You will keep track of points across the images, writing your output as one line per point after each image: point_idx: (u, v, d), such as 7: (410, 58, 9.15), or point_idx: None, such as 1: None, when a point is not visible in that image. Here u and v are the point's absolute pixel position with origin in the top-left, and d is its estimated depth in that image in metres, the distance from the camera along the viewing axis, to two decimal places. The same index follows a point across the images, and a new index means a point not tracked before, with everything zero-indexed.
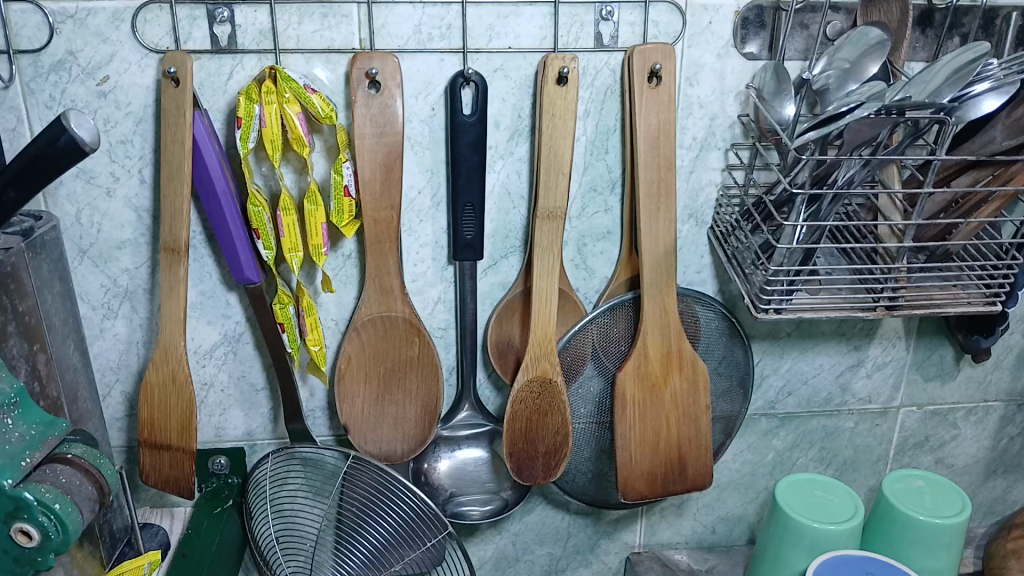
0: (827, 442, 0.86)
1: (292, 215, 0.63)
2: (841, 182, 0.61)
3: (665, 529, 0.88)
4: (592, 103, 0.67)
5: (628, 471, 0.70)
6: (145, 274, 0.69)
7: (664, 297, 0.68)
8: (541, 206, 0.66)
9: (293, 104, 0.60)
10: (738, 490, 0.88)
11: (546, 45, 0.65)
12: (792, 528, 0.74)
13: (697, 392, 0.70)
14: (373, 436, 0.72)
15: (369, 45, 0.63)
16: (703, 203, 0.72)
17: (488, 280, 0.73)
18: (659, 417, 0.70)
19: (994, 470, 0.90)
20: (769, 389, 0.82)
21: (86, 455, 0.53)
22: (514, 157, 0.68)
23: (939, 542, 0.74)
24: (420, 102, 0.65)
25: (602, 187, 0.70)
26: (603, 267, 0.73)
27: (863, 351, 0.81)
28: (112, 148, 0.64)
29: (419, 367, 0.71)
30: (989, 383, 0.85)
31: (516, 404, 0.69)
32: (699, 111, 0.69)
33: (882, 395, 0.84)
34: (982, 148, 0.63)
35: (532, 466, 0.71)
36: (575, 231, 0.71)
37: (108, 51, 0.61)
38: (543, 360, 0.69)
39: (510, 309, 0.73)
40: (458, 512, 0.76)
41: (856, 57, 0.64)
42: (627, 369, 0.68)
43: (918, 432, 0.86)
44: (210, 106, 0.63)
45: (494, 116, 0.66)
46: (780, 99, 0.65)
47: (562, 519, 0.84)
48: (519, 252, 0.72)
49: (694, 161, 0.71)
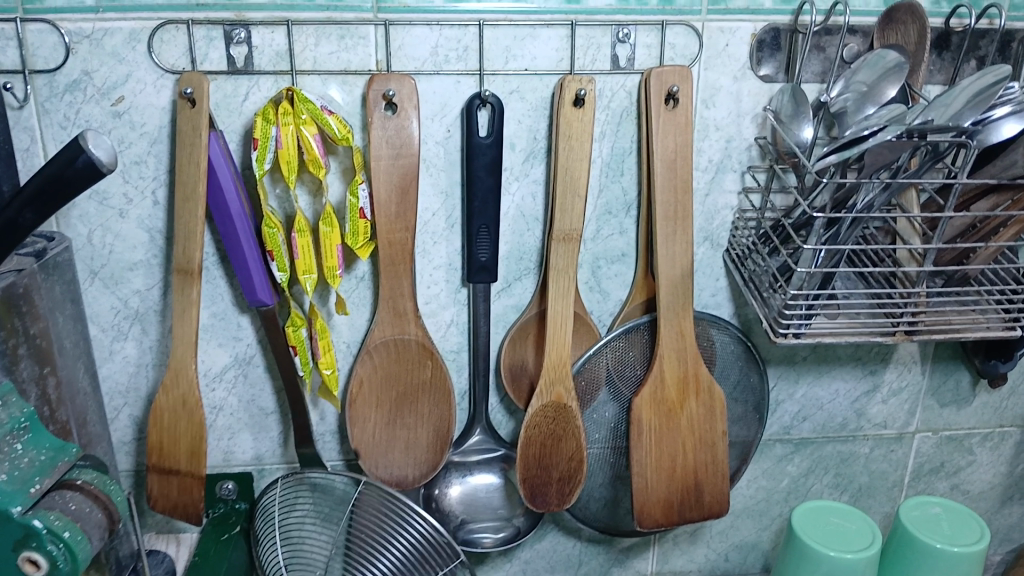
0: (842, 468, 0.85)
1: (307, 237, 0.63)
2: (861, 205, 0.61)
3: (678, 556, 0.87)
4: (608, 125, 0.66)
5: (644, 497, 0.69)
6: (157, 295, 0.68)
7: (680, 320, 0.67)
8: (557, 227, 0.65)
9: (309, 125, 0.60)
10: (753, 517, 0.86)
11: (563, 67, 0.64)
12: (808, 554, 0.73)
13: (713, 417, 0.69)
14: (385, 460, 0.71)
15: (386, 67, 0.63)
16: (718, 225, 0.72)
17: (502, 302, 0.72)
18: (675, 443, 0.69)
19: (1010, 497, 0.89)
20: (783, 415, 0.81)
21: (96, 481, 0.52)
22: (530, 178, 0.68)
23: (959, 571, 0.73)
24: (436, 123, 0.65)
25: (617, 209, 0.70)
26: (617, 290, 0.73)
27: (878, 375, 0.80)
28: (126, 168, 0.63)
29: (432, 390, 0.70)
30: (1005, 408, 0.84)
31: (530, 428, 0.68)
32: (715, 134, 0.68)
33: (898, 421, 0.83)
34: (1004, 171, 0.61)
35: (545, 492, 0.70)
36: (590, 253, 0.71)
37: (125, 71, 0.61)
38: (558, 384, 0.68)
39: (524, 332, 0.72)
40: (469, 539, 0.75)
41: (873, 80, 0.64)
42: (643, 394, 0.67)
43: (934, 457, 0.85)
44: (226, 127, 0.63)
45: (509, 137, 0.66)
46: (797, 121, 0.64)
47: (574, 546, 0.83)
48: (533, 274, 0.71)
49: (710, 184, 0.70)
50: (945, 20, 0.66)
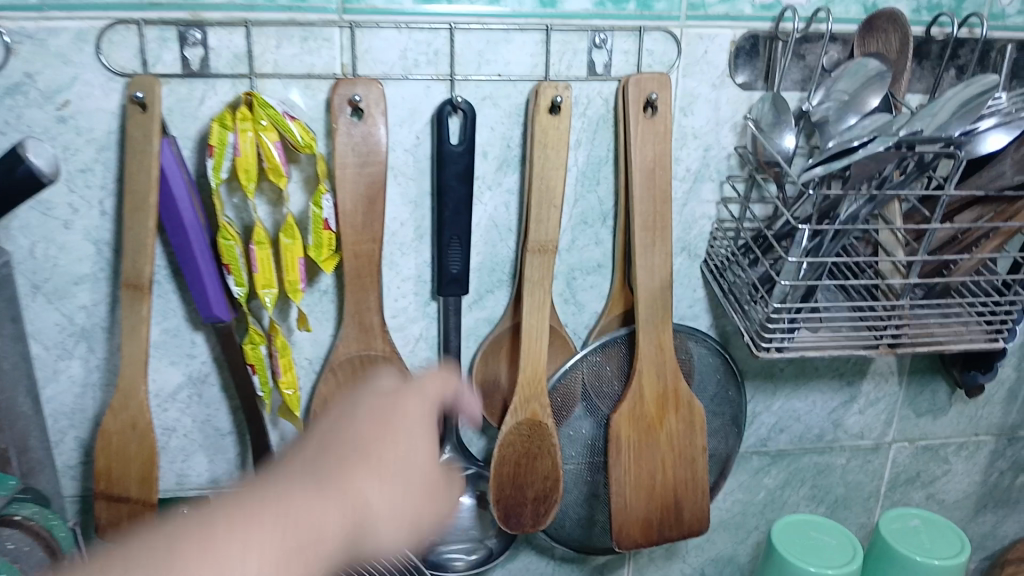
0: (819, 480, 0.84)
1: (267, 249, 0.60)
2: (845, 216, 0.59)
3: (653, 572, 0.85)
4: (584, 133, 0.64)
5: (622, 517, 0.66)
6: (104, 311, 0.64)
7: (659, 333, 0.64)
8: (532, 238, 0.63)
9: (270, 131, 0.57)
10: (729, 530, 0.85)
11: (537, 73, 0.62)
12: (788, 571, 0.71)
13: (693, 433, 0.67)
14: None
15: (351, 71, 0.59)
16: (695, 235, 0.70)
17: (473, 316, 0.69)
18: (654, 460, 0.66)
19: (984, 506, 0.89)
20: (760, 426, 0.80)
21: (36, 515, 0.48)
22: (503, 187, 0.65)
23: None
24: (404, 130, 0.62)
25: (593, 219, 0.67)
26: (592, 302, 0.70)
27: (855, 386, 0.79)
28: (71, 177, 0.59)
29: None
30: (980, 417, 0.83)
31: (504, 446, 0.66)
32: (694, 142, 0.66)
33: (874, 431, 0.82)
34: (991, 182, 0.60)
35: (520, 513, 0.68)
36: (564, 264, 0.68)
37: (70, 74, 0.57)
38: (533, 401, 0.65)
39: (496, 346, 0.69)
40: (440, 563, 0.72)
41: (854, 89, 0.63)
42: (622, 410, 0.65)
43: (910, 467, 0.84)
44: (179, 133, 0.59)
45: (481, 145, 0.63)
46: (779, 129, 0.63)
47: (547, 565, 0.81)
48: (506, 286, 0.68)
49: (688, 193, 0.68)
50: (926, 28, 0.64)
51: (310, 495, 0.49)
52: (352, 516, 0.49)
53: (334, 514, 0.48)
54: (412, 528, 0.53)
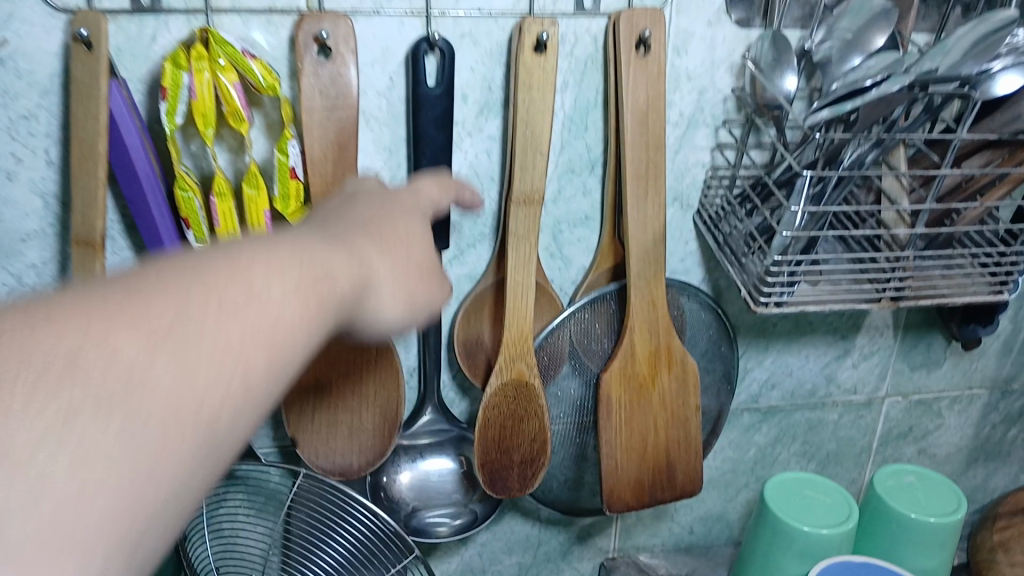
0: (810, 436, 0.82)
1: (228, 201, 0.55)
2: (849, 162, 0.56)
3: (641, 532, 0.83)
4: (571, 74, 0.59)
5: (614, 480, 0.64)
6: (55, 270, 0.59)
7: (652, 288, 0.61)
8: (516, 189, 0.59)
9: (228, 71, 0.52)
10: (718, 488, 0.83)
11: (520, 9, 0.57)
12: (781, 531, 0.69)
13: (686, 392, 0.64)
14: (326, 448, 0.65)
15: (317, 5, 0.54)
16: (688, 184, 0.66)
17: (453, 272, 0.65)
18: (646, 421, 0.64)
19: (975, 459, 0.87)
20: (752, 382, 0.77)
21: None
22: (485, 134, 0.60)
23: (934, 543, 0.70)
24: (376, 72, 0.57)
25: (580, 167, 0.63)
26: (579, 256, 0.67)
27: (850, 341, 0.76)
28: (11, 124, 0.54)
29: (377, 370, 0.63)
30: (974, 370, 0.81)
31: (489, 409, 0.63)
32: (687, 85, 0.62)
33: (868, 386, 0.80)
34: (1004, 127, 0.56)
35: (506, 477, 0.65)
36: (550, 216, 0.64)
37: (5, 10, 0.51)
38: (519, 360, 0.62)
39: (479, 304, 0.65)
40: (421, 528, 0.69)
41: (858, 28, 0.58)
42: (613, 369, 0.62)
43: (902, 422, 0.82)
44: (129, 75, 0.54)
45: (461, 88, 0.59)
46: (779, 70, 0.59)
47: (533, 527, 0.78)
48: (487, 240, 0.64)
49: (680, 139, 0.64)
50: None
51: (311, 237, 0.41)
52: (362, 272, 0.42)
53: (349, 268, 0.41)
54: (414, 308, 0.46)
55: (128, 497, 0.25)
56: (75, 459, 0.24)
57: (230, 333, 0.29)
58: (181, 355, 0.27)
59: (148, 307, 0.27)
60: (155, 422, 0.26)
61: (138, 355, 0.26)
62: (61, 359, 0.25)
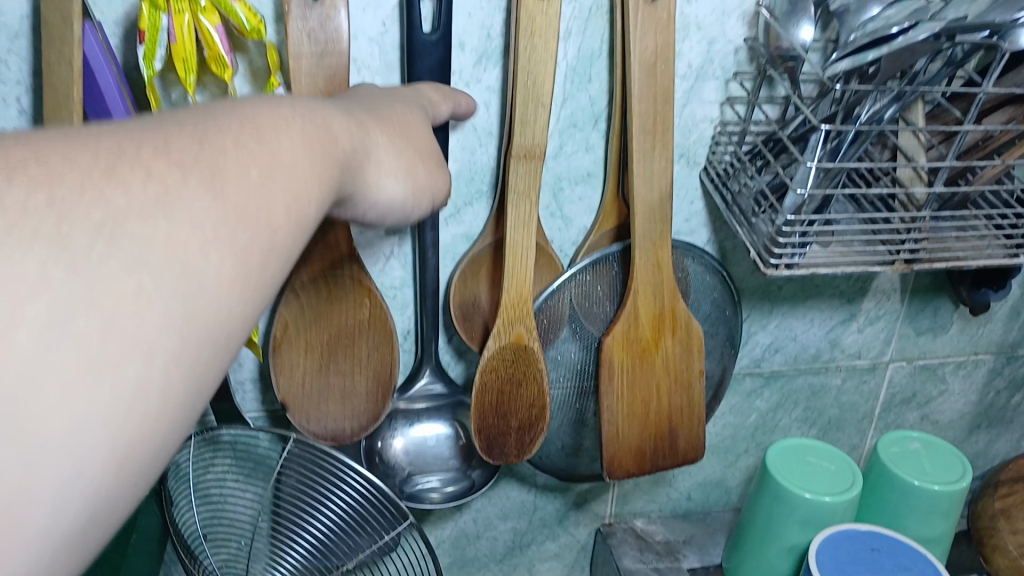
0: (812, 401, 0.80)
1: None
2: (866, 118, 0.54)
3: (639, 498, 0.81)
4: (575, 21, 0.56)
5: (615, 447, 0.62)
6: None
7: (657, 250, 0.58)
8: (517, 144, 0.56)
9: (211, 14, 0.48)
10: (717, 454, 0.81)
11: None
12: (782, 499, 0.67)
13: (690, 356, 0.62)
14: (317, 413, 0.62)
15: None
16: (695, 140, 0.63)
17: (449, 231, 0.63)
18: (648, 386, 0.62)
19: (977, 425, 0.86)
20: (755, 347, 0.75)
21: None
22: (482, 85, 0.57)
23: (937, 510, 0.69)
24: (368, 17, 0.53)
25: (583, 122, 0.60)
26: (580, 216, 0.64)
27: (856, 305, 0.74)
28: None
29: (371, 333, 0.61)
30: (981, 336, 0.79)
31: (485, 374, 0.60)
32: (697, 34, 0.59)
33: (872, 351, 0.78)
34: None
35: (503, 443, 0.63)
36: (551, 173, 0.62)
37: None
38: (518, 324, 0.59)
39: (476, 265, 0.63)
40: (415, 494, 0.66)
41: None
42: (615, 334, 0.59)
43: (906, 387, 0.81)
44: (104, 18, 0.51)
45: (458, 35, 0.55)
46: (795, 18, 0.54)
47: (529, 492, 0.77)
48: (485, 197, 0.62)
49: (688, 93, 0.61)
50: None
51: (302, 99, 0.35)
52: (359, 147, 0.37)
53: (344, 143, 0.36)
54: (417, 193, 0.42)
55: (156, 324, 0.25)
56: (108, 278, 0.24)
57: (250, 172, 0.29)
58: (214, 182, 0.27)
59: (169, 142, 0.27)
60: (196, 246, 0.26)
61: (170, 174, 0.26)
62: (101, 170, 0.25)
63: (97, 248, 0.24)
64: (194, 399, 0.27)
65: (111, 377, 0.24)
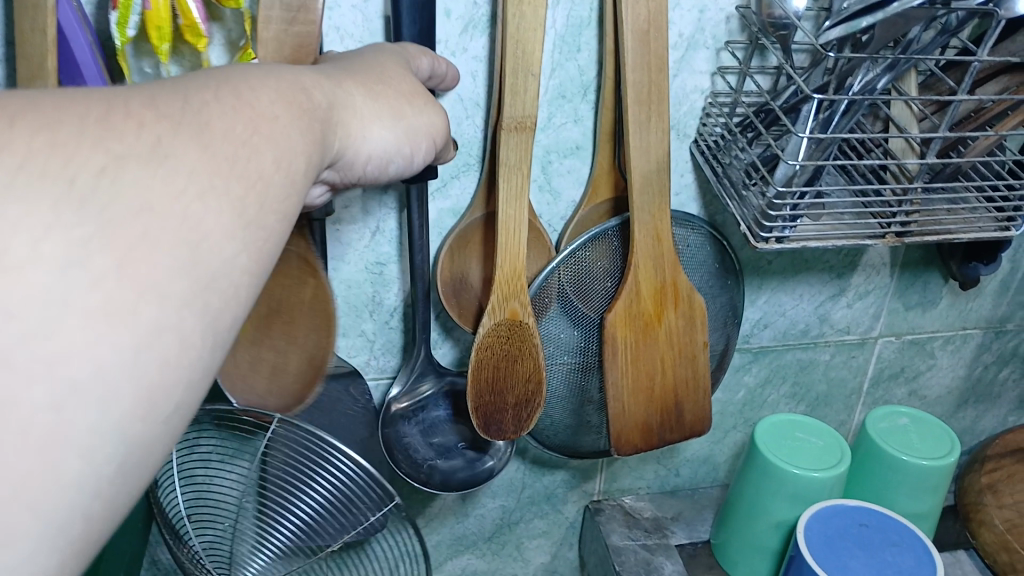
0: (800, 377, 0.80)
1: None
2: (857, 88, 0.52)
3: (627, 474, 0.81)
4: None
5: (621, 423, 0.61)
6: None
7: (657, 221, 0.57)
8: (507, 115, 0.54)
9: None
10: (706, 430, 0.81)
11: None
12: (771, 475, 0.67)
13: (694, 327, 0.61)
14: (244, 382, 0.60)
15: None
16: (686, 111, 0.62)
17: (436, 205, 0.62)
18: (652, 359, 0.61)
19: (964, 400, 0.86)
20: (744, 322, 0.74)
21: None
22: (469, 53, 0.56)
23: (924, 485, 0.69)
24: None
25: (572, 92, 0.59)
26: (569, 189, 0.63)
27: (845, 279, 0.74)
28: None
29: (310, 314, 0.57)
30: (970, 311, 0.79)
31: (482, 352, 0.59)
32: (688, 2, 0.57)
33: (861, 326, 0.77)
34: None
35: (501, 420, 0.62)
36: (539, 146, 0.61)
37: None
38: (513, 299, 0.58)
39: (465, 240, 0.61)
40: (447, 476, 0.68)
41: None
42: (618, 309, 0.59)
43: (895, 362, 0.81)
44: None
45: (443, 2, 0.54)
46: None
47: (517, 470, 0.76)
48: (474, 171, 0.61)
49: (679, 63, 0.60)
50: None
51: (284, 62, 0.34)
52: (334, 101, 0.35)
53: (315, 97, 0.33)
54: (409, 133, 0.39)
55: (128, 293, 0.24)
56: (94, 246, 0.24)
57: (233, 127, 0.28)
58: (202, 135, 0.27)
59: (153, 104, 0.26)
60: (187, 203, 0.26)
61: (164, 129, 0.26)
62: (85, 137, 0.24)
63: (103, 193, 0.24)
64: (212, 345, 0.27)
65: (123, 323, 0.24)
